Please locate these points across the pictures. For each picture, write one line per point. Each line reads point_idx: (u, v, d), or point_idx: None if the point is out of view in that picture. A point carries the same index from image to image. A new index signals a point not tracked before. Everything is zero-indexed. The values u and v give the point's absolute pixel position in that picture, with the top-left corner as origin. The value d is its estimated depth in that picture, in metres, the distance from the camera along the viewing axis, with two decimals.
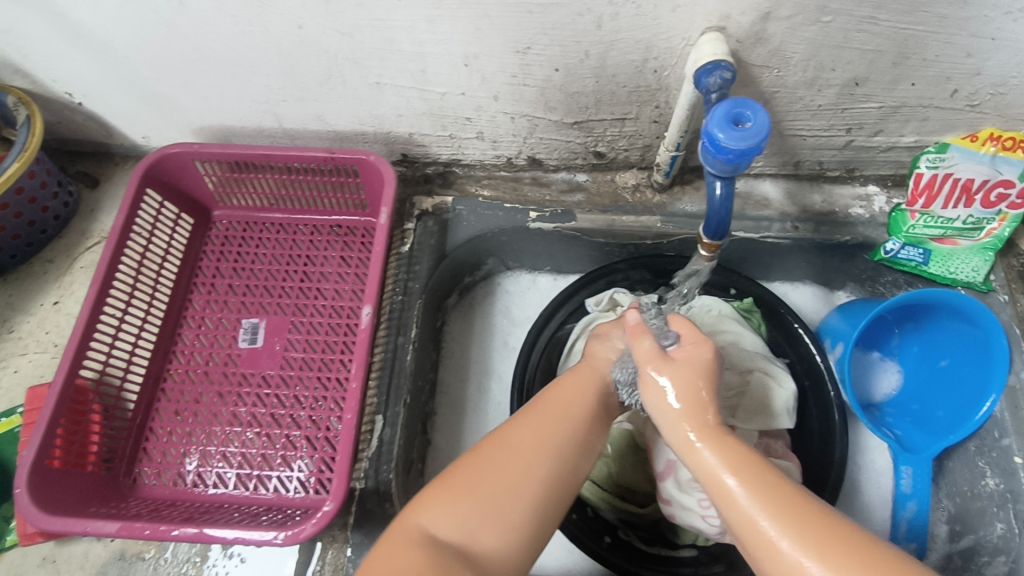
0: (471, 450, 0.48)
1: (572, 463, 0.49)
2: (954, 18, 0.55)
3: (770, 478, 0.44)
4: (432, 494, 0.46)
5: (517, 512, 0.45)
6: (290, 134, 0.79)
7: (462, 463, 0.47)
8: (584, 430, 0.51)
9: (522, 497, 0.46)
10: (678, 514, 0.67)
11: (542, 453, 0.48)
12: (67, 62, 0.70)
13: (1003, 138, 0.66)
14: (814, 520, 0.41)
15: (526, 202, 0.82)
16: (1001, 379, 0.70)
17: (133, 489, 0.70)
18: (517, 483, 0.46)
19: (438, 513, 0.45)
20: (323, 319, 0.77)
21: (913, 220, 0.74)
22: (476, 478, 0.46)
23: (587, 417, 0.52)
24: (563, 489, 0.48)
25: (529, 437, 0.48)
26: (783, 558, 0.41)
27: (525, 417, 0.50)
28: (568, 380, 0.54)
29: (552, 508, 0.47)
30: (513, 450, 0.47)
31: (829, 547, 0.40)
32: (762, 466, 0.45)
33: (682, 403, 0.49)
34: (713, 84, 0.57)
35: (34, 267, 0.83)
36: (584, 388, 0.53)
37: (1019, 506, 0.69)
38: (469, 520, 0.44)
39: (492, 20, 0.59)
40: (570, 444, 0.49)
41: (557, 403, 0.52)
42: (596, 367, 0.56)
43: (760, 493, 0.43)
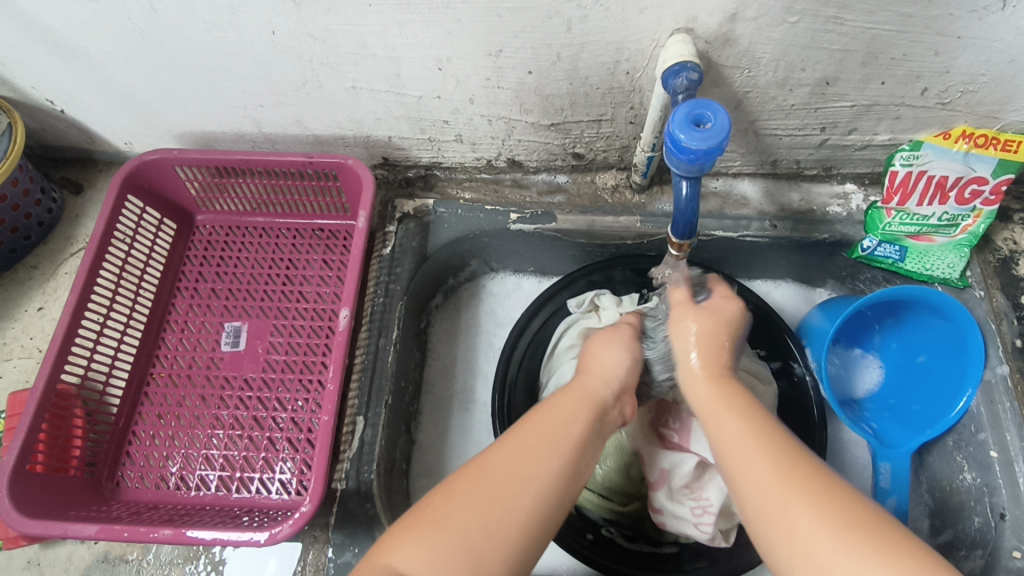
0: (446, 486, 0.46)
1: (552, 498, 0.46)
2: (919, 17, 0.56)
3: (774, 437, 0.47)
4: (401, 531, 0.44)
5: (489, 558, 0.42)
6: (271, 138, 0.80)
7: (438, 498, 0.45)
8: (571, 458, 0.49)
9: (497, 538, 0.43)
10: (669, 522, 0.68)
11: (521, 488, 0.45)
12: (46, 71, 0.71)
13: (975, 135, 0.67)
14: (810, 474, 0.43)
15: (507, 203, 0.82)
16: (977, 375, 0.70)
17: (116, 492, 0.71)
18: (491, 521, 0.43)
19: (407, 554, 0.43)
20: (305, 323, 0.77)
21: (888, 218, 0.75)
22: (448, 519, 0.43)
23: (575, 443, 0.49)
24: (545, 526, 0.46)
25: (506, 472, 0.46)
26: (774, 505, 0.42)
27: (509, 446, 0.48)
28: (554, 404, 0.52)
29: (530, 546, 0.45)
30: (489, 487, 0.45)
31: (818, 499, 0.41)
32: (769, 426, 0.48)
33: (710, 357, 0.54)
34: (680, 86, 0.58)
35: (19, 273, 0.84)
36: (572, 412, 0.51)
37: (996, 500, 0.68)
38: (436, 565, 0.42)
39: (463, 24, 0.60)
40: (550, 480, 0.47)
41: (544, 427, 0.50)
42: (586, 388, 0.55)
43: (762, 445, 0.46)
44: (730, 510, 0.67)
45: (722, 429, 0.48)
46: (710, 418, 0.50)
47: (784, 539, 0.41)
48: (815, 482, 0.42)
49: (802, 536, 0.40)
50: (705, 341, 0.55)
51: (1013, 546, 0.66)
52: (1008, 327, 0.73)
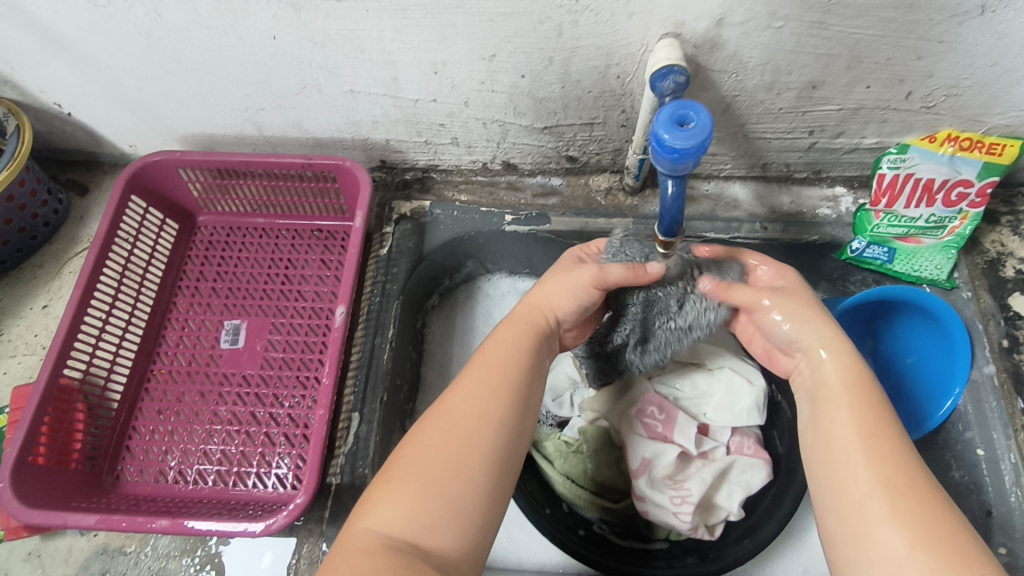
0: (413, 442, 0.48)
1: (511, 430, 0.50)
2: (900, 22, 0.58)
3: (890, 442, 0.47)
4: (377, 494, 0.46)
5: (464, 496, 0.45)
6: (272, 141, 0.82)
7: (408, 454, 0.47)
8: (522, 388, 0.53)
9: (468, 478, 0.46)
10: (650, 511, 0.69)
11: (482, 426, 0.48)
12: (54, 74, 0.73)
13: (960, 139, 0.68)
14: (914, 492, 0.44)
15: (502, 205, 0.84)
16: (965, 374, 0.72)
17: (115, 485, 0.72)
18: (460, 463, 0.46)
19: (386, 513, 0.44)
20: (302, 321, 0.79)
21: (877, 220, 0.76)
22: (421, 472, 0.46)
23: (522, 380, 0.53)
24: (510, 457, 0.49)
25: (465, 416, 0.49)
26: (862, 509, 0.45)
27: (463, 390, 0.51)
28: (494, 347, 0.55)
29: (500, 479, 0.48)
30: (454, 432, 0.48)
31: (909, 514, 0.43)
32: (888, 429, 0.48)
33: (820, 331, 0.55)
34: (667, 88, 0.59)
35: (24, 272, 0.86)
36: (514, 340, 0.56)
37: (983, 497, 0.70)
38: (417, 514, 0.44)
39: (457, 28, 0.61)
40: (506, 412, 0.50)
41: (493, 364, 0.53)
42: (525, 319, 0.59)
43: (874, 448, 0.47)
44: (709, 503, 0.70)
45: (836, 423, 0.50)
46: (823, 406, 0.52)
47: (858, 538, 0.44)
48: (914, 498, 0.44)
49: (874, 541, 0.43)
50: (808, 320, 0.56)
51: (999, 543, 0.68)
52: (995, 328, 0.74)
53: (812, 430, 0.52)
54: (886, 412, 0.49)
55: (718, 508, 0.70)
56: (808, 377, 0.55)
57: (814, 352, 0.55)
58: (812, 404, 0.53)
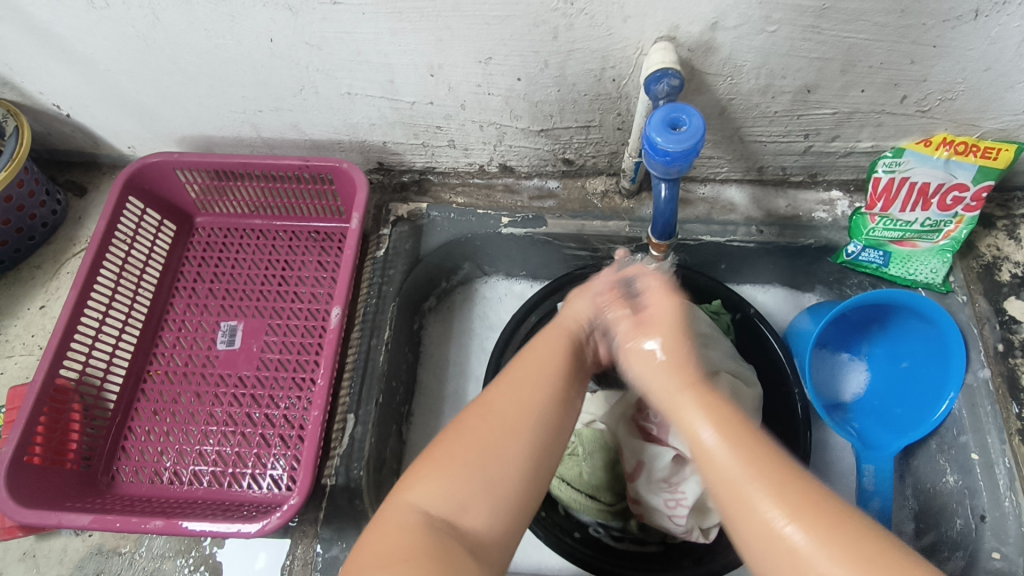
0: (455, 424, 0.49)
1: (552, 425, 0.50)
2: (893, 26, 0.58)
3: (774, 467, 0.44)
4: (419, 470, 0.47)
5: (502, 484, 0.46)
6: (269, 143, 0.82)
7: (451, 434, 0.49)
8: (562, 387, 0.52)
9: (506, 463, 0.47)
10: (647, 513, 0.70)
11: (523, 418, 0.49)
12: (53, 76, 0.74)
13: (955, 143, 0.68)
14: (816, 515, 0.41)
15: (498, 207, 0.84)
16: (959, 379, 0.72)
17: (110, 486, 0.72)
18: (500, 452, 0.47)
19: (426, 491, 0.46)
20: (299, 322, 0.79)
21: (872, 223, 0.76)
22: (461, 454, 0.47)
23: (563, 372, 0.53)
24: (550, 451, 0.49)
25: (509, 404, 0.50)
26: (788, 550, 0.41)
27: (506, 382, 0.52)
28: (541, 340, 0.56)
29: (538, 471, 0.48)
30: (494, 421, 0.48)
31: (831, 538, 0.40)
32: (765, 454, 0.45)
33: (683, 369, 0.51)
34: (661, 92, 0.60)
35: (22, 272, 0.86)
36: (558, 343, 0.56)
37: (976, 502, 0.69)
38: (456, 494, 0.45)
39: (453, 31, 0.62)
40: (547, 406, 0.50)
41: (533, 361, 0.53)
42: (565, 325, 0.58)
43: (769, 481, 0.43)
44: (705, 506, 0.70)
45: (721, 466, 0.45)
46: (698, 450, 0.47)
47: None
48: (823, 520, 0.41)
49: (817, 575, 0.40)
50: (672, 352, 0.52)
51: (992, 548, 0.66)
52: (990, 332, 0.74)
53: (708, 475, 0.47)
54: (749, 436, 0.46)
55: (712, 511, 0.70)
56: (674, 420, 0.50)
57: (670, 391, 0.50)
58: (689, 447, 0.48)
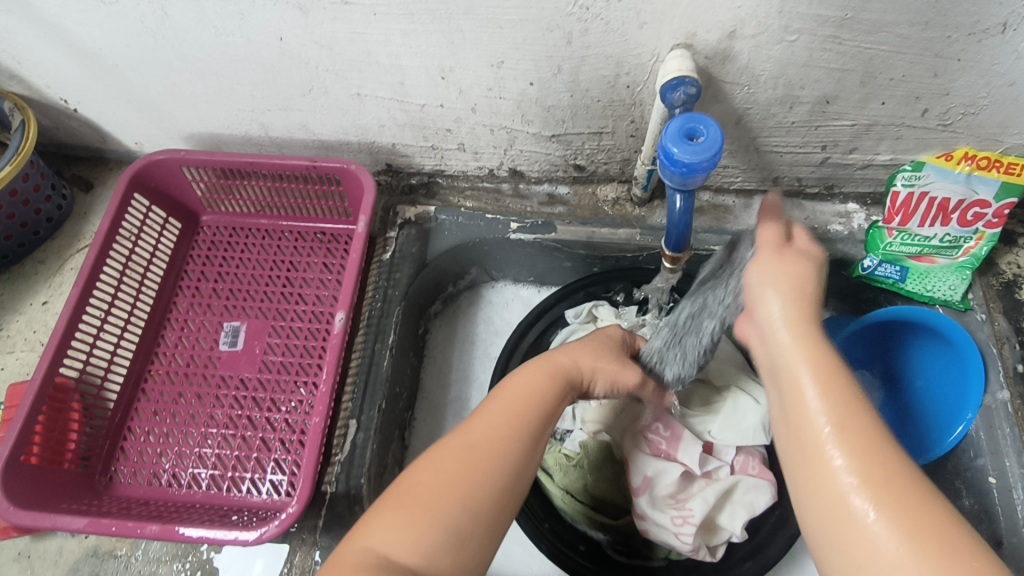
0: (426, 462, 0.47)
1: (519, 467, 0.49)
2: (917, 38, 0.56)
3: (866, 432, 0.41)
4: (382, 512, 0.45)
5: (469, 533, 0.44)
6: (277, 142, 0.81)
7: (421, 476, 0.46)
8: (537, 428, 0.52)
9: (475, 513, 0.45)
10: (651, 530, 0.68)
11: (491, 458, 0.47)
12: (60, 70, 0.73)
13: (978, 158, 0.66)
14: (882, 466, 0.39)
15: (508, 212, 0.83)
16: (977, 398, 0.70)
17: (108, 487, 0.71)
18: (468, 495, 0.45)
19: (388, 535, 0.43)
20: (302, 325, 0.78)
21: (889, 237, 0.74)
22: (428, 496, 0.45)
23: (543, 416, 0.53)
24: (516, 493, 0.48)
25: (481, 444, 0.48)
26: (846, 511, 0.39)
27: (480, 421, 0.50)
28: (525, 378, 0.55)
29: (502, 514, 0.47)
30: (465, 460, 0.47)
31: (887, 499, 0.38)
32: (870, 420, 0.41)
33: (794, 300, 0.46)
34: (678, 100, 0.58)
35: (26, 267, 0.85)
36: (537, 386, 0.54)
37: (993, 526, 0.68)
38: (420, 541, 0.43)
39: (465, 34, 0.60)
40: (522, 450, 0.49)
41: (514, 401, 0.52)
42: (555, 361, 0.58)
43: (854, 444, 0.40)
44: (709, 525, 0.69)
45: (808, 409, 0.42)
46: (789, 389, 0.44)
47: (846, 546, 0.39)
48: (894, 481, 0.39)
49: (864, 536, 0.38)
50: (788, 284, 0.47)
51: None
52: (1009, 352, 0.73)
53: (783, 414, 0.45)
54: (849, 382, 0.43)
55: (720, 529, 0.69)
56: (768, 353, 0.47)
57: (777, 320, 0.46)
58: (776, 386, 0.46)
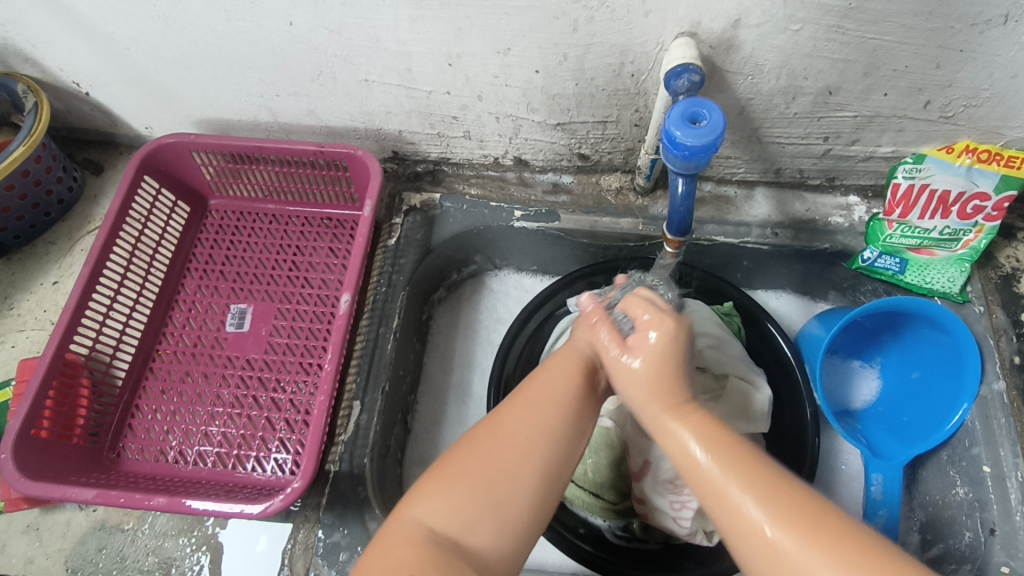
0: (463, 440, 0.48)
1: (564, 443, 0.49)
2: (919, 29, 0.57)
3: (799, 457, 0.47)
4: (427, 485, 0.46)
5: (513, 505, 0.45)
6: (285, 128, 0.82)
7: (458, 451, 0.47)
8: (576, 405, 0.51)
9: (518, 484, 0.46)
10: (652, 514, 0.70)
11: (532, 436, 0.48)
12: (74, 53, 0.74)
13: (978, 151, 0.67)
14: (791, 501, 0.41)
15: (511, 201, 0.84)
16: (973, 389, 0.71)
17: (116, 463, 0.73)
18: (509, 471, 0.46)
19: (433, 507, 0.45)
20: (308, 308, 0.79)
21: (889, 230, 0.75)
22: (468, 472, 0.46)
23: (580, 392, 0.52)
24: (560, 473, 0.48)
25: (519, 422, 0.48)
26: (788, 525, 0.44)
27: (518, 401, 0.50)
28: (558, 360, 0.54)
29: (547, 493, 0.47)
30: (504, 437, 0.47)
31: (804, 531, 0.39)
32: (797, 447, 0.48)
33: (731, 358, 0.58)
34: (681, 87, 0.59)
35: (37, 248, 0.87)
36: (570, 366, 0.53)
37: (986, 515, 0.68)
38: (463, 513, 0.44)
39: (473, 21, 0.61)
40: (561, 426, 0.49)
41: (549, 383, 0.51)
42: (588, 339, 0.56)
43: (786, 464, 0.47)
44: None
45: (704, 472, 0.44)
46: None
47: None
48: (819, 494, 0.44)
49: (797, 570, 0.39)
50: None
51: (1000, 562, 0.66)
52: (1006, 344, 0.73)
53: None
54: None
55: None
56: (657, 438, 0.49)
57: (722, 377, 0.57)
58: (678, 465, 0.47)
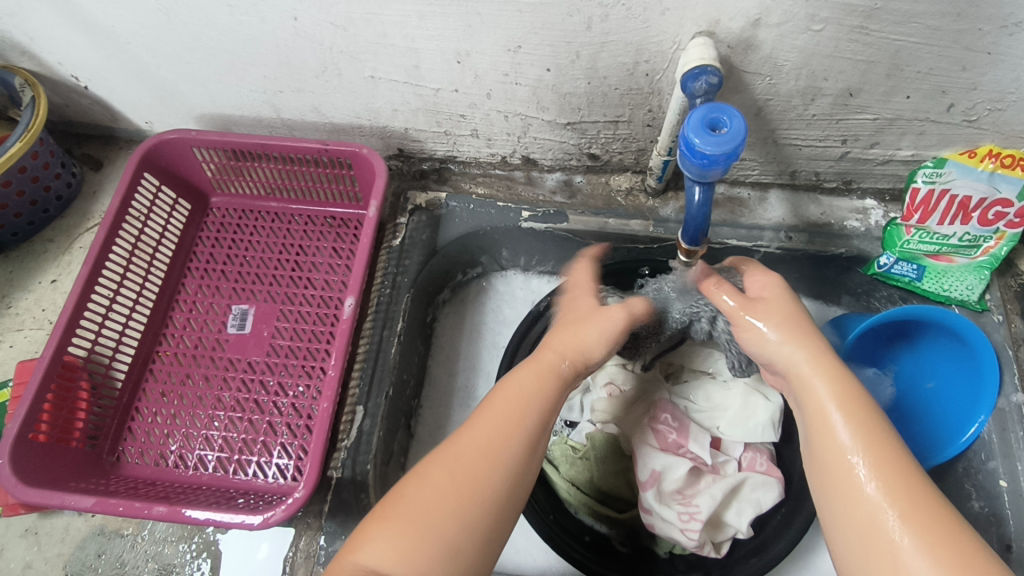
0: (418, 474, 0.47)
1: (518, 471, 0.47)
2: (947, 30, 0.55)
3: (902, 470, 0.43)
4: (374, 526, 0.46)
5: (465, 544, 0.45)
6: (288, 124, 0.80)
7: (412, 489, 0.46)
8: (538, 427, 0.49)
9: (468, 521, 0.45)
10: (657, 525, 0.67)
11: (486, 469, 0.46)
12: (73, 47, 0.72)
13: (1002, 155, 0.64)
14: (916, 500, 0.42)
15: (519, 201, 0.82)
16: (991, 401, 0.69)
17: (115, 467, 0.72)
18: (460, 510, 0.45)
19: (381, 548, 0.44)
20: (310, 310, 0.78)
21: (907, 235, 0.73)
22: (419, 511, 0.45)
23: (543, 414, 0.50)
24: (513, 500, 0.47)
25: (474, 451, 0.47)
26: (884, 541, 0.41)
27: (474, 432, 0.48)
28: (527, 373, 0.52)
29: (498, 527, 0.46)
30: (459, 475, 0.46)
31: (922, 527, 0.41)
32: (898, 457, 0.44)
33: (813, 345, 0.49)
34: (698, 90, 0.57)
35: (35, 245, 0.85)
36: (533, 383, 0.51)
37: (1002, 530, 0.68)
38: (410, 556, 0.44)
39: (483, 17, 0.59)
40: (517, 453, 0.48)
41: (507, 405, 0.49)
42: (564, 353, 0.54)
43: (885, 476, 0.43)
44: (717, 519, 0.68)
45: (838, 443, 0.45)
46: (817, 422, 0.47)
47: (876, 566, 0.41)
48: (924, 515, 0.41)
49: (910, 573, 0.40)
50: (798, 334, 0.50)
51: None
52: None
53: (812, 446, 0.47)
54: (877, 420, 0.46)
55: (726, 525, 0.68)
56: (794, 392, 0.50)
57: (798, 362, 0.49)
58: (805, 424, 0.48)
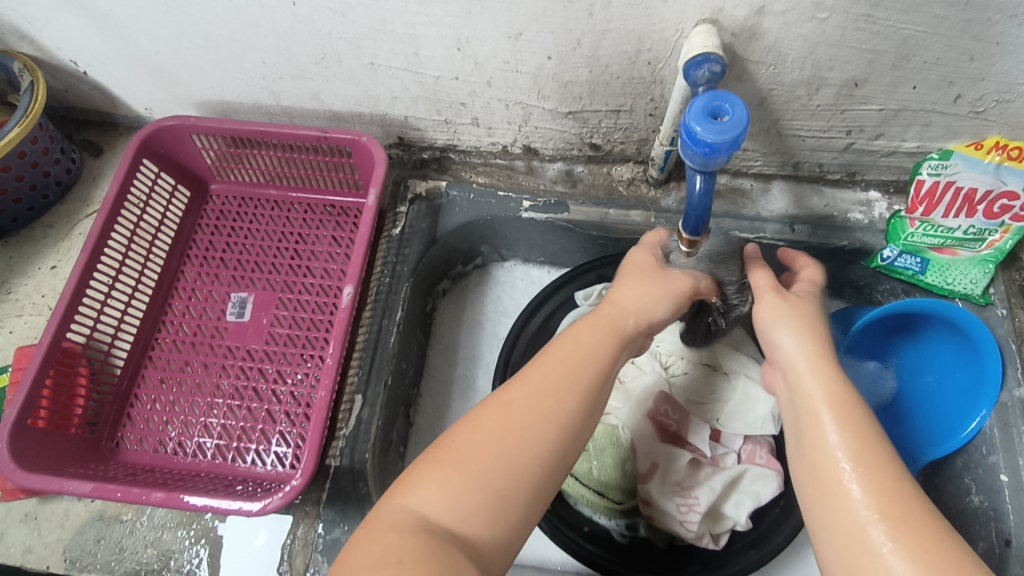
0: (469, 422, 0.46)
1: (572, 433, 0.46)
2: (955, 19, 0.54)
3: (890, 478, 0.42)
4: (421, 474, 0.44)
5: (512, 495, 0.43)
6: (288, 112, 0.80)
7: (461, 436, 0.45)
8: (593, 388, 0.48)
9: (517, 473, 0.43)
10: (656, 516, 0.68)
11: (541, 421, 0.45)
12: (71, 32, 0.72)
13: (1009, 147, 0.63)
14: (905, 506, 0.40)
15: (520, 190, 0.81)
16: (992, 395, 0.69)
17: (114, 453, 0.72)
18: (510, 458, 0.44)
19: (427, 495, 0.42)
20: (310, 298, 0.77)
21: (912, 228, 0.72)
22: (471, 457, 0.43)
23: (600, 375, 0.49)
24: (562, 461, 0.46)
25: (530, 402, 0.46)
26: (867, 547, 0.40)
27: (528, 384, 0.47)
28: (583, 331, 0.52)
29: (543, 487, 0.45)
30: (512, 421, 0.45)
31: (910, 532, 0.39)
32: (888, 465, 0.43)
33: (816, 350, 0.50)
34: (701, 78, 0.56)
35: (35, 231, 0.85)
36: (590, 342, 0.51)
37: (1001, 526, 0.68)
38: (455, 505, 0.42)
39: (483, 4, 0.58)
40: (573, 412, 0.47)
41: (564, 361, 0.49)
42: (616, 316, 0.54)
43: (872, 482, 0.42)
44: (717, 511, 0.68)
45: (824, 446, 0.45)
46: (809, 428, 0.46)
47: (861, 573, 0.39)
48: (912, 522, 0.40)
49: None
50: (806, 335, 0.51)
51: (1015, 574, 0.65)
52: None
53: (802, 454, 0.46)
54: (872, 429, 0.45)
55: (725, 517, 0.68)
56: (789, 395, 0.50)
57: (800, 366, 0.50)
58: (796, 427, 0.48)
